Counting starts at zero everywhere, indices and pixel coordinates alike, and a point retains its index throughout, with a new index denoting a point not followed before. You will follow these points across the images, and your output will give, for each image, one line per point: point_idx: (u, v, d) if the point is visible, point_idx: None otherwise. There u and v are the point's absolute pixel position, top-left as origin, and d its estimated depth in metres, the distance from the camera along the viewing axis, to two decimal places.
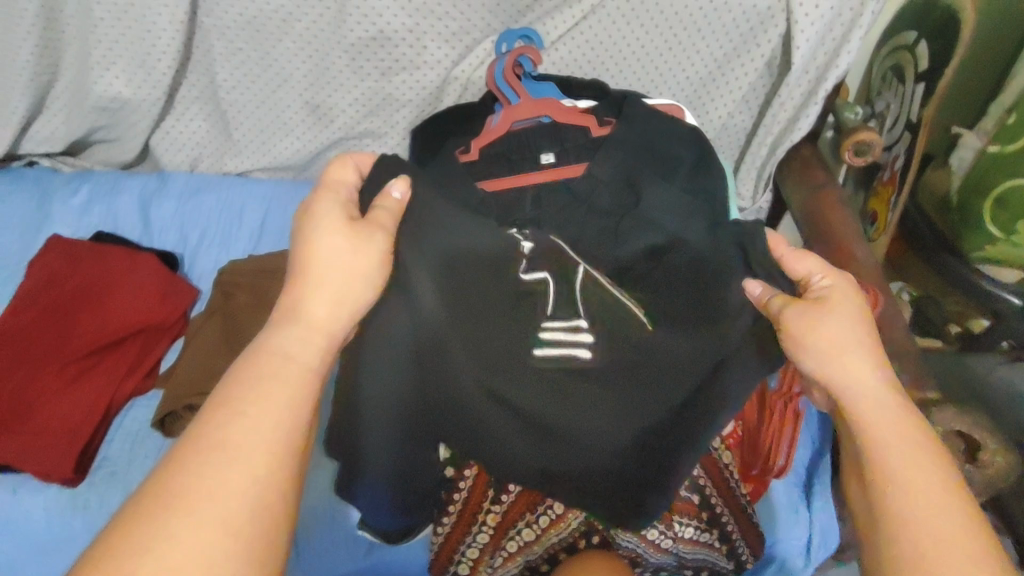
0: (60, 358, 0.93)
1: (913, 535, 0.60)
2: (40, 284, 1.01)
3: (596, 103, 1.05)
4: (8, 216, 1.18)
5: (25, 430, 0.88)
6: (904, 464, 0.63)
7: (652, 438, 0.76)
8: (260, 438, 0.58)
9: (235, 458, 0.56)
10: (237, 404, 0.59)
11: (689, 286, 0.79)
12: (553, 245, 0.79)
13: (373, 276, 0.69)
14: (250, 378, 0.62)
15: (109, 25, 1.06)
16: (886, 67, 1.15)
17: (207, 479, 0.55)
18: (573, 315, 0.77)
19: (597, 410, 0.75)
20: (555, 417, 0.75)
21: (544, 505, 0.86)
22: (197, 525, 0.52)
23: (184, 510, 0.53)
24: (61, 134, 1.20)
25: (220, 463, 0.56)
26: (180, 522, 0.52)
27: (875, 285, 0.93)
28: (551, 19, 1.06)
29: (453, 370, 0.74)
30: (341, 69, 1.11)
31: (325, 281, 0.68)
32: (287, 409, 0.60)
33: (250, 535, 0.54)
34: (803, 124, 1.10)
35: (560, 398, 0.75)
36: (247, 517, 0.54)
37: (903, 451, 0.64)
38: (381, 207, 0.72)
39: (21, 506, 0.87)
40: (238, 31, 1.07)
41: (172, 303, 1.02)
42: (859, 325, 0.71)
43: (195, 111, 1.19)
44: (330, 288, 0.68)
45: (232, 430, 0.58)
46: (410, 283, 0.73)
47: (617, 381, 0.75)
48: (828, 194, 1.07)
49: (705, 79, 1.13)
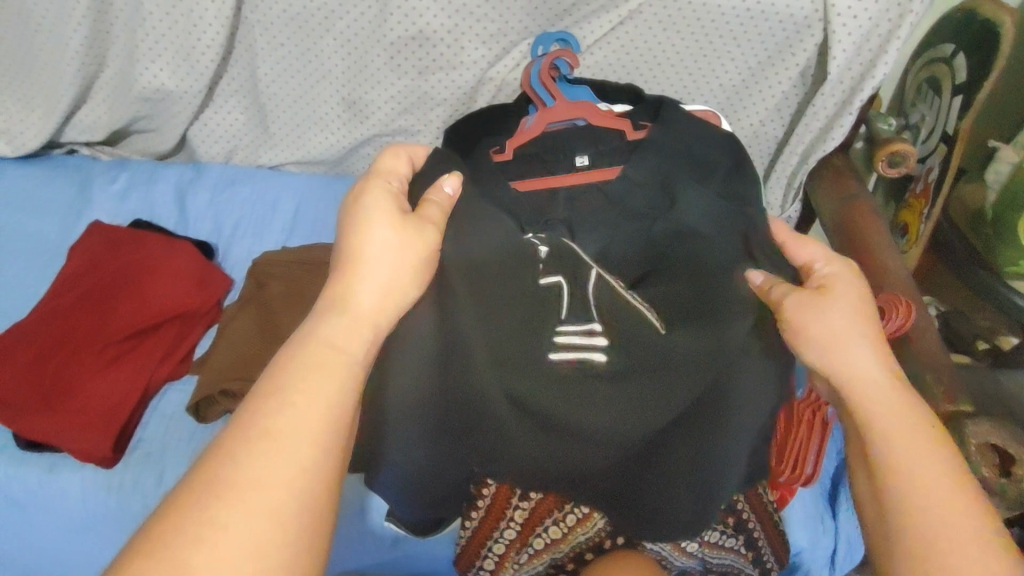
0: (99, 339, 0.95)
1: (921, 528, 0.60)
2: (81, 268, 1.03)
3: (631, 107, 1.07)
4: (49, 201, 1.20)
5: (64, 408, 0.89)
6: (908, 457, 0.63)
7: (672, 437, 0.75)
8: (308, 427, 0.55)
9: (282, 449, 0.54)
10: (284, 394, 0.57)
11: (713, 289, 0.79)
12: (567, 249, 0.83)
13: (420, 270, 0.68)
14: (293, 369, 0.59)
15: (159, 19, 1.08)
16: (920, 80, 1.15)
17: (248, 452, 0.53)
18: (587, 319, 0.79)
19: (608, 407, 0.74)
20: (562, 413, 0.74)
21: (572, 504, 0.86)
22: (244, 514, 0.50)
23: (232, 500, 0.51)
24: (103, 124, 1.22)
25: (267, 453, 0.53)
26: (227, 511, 0.50)
27: (908, 296, 0.93)
28: (589, 23, 1.07)
29: (469, 363, 0.74)
30: (379, 67, 1.12)
31: (378, 272, 0.65)
32: (334, 399, 0.58)
33: (297, 525, 0.52)
34: (838, 134, 1.10)
35: (569, 393, 0.74)
36: (294, 507, 0.52)
37: (904, 442, 0.63)
38: (433, 202, 0.73)
39: (57, 485, 0.88)
40: (282, 27, 1.10)
41: (208, 291, 1.04)
42: (862, 315, 0.71)
43: (233, 104, 1.21)
44: (381, 279, 0.65)
45: (278, 419, 0.55)
46: (452, 277, 0.75)
47: (635, 379, 0.75)
48: (861, 203, 1.07)
49: (739, 86, 1.14)
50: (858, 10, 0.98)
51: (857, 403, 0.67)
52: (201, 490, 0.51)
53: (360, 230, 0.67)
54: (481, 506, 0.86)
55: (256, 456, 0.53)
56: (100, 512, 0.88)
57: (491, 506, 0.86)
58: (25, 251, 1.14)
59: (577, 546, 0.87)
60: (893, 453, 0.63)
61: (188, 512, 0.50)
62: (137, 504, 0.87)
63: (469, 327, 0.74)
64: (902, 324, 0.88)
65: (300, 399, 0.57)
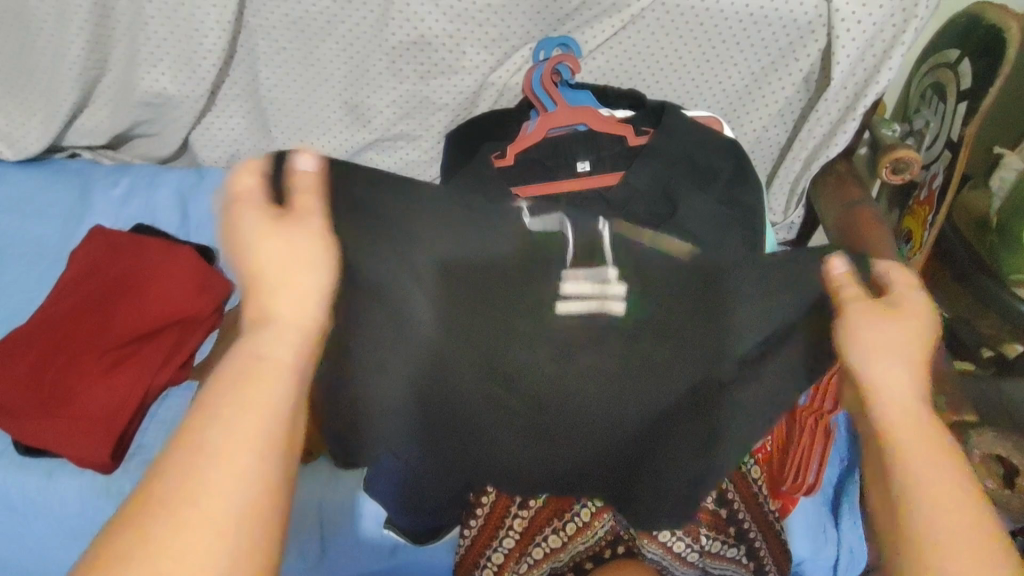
0: (100, 345, 0.95)
1: (947, 558, 0.52)
2: (83, 272, 1.03)
3: (633, 113, 1.06)
4: (50, 205, 1.20)
5: (64, 414, 0.89)
6: (934, 476, 0.55)
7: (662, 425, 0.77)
8: (244, 442, 0.51)
9: (220, 466, 0.50)
10: (218, 411, 0.52)
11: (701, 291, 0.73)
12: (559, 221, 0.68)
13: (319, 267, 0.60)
14: (230, 384, 0.54)
15: (160, 25, 1.09)
16: (925, 85, 1.14)
17: (198, 464, 0.50)
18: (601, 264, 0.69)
19: (595, 398, 0.77)
20: (552, 409, 0.78)
21: (572, 512, 0.86)
22: (180, 530, 0.47)
23: (174, 513, 0.48)
24: (104, 128, 1.22)
25: (206, 469, 0.50)
26: (164, 525, 0.47)
27: None
28: (590, 28, 1.07)
29: (461, 370, 0.75)
30: (380, 71, 1.12)
31: (277, 280, 0.58)
32: (271, 422, 0.53)
33: (234, 548, 0.48)
34: (841, 140, 1.09)
35: (559, 392, 0.76)
36: (225, 530, 0.48)
37: (932, 462, 0.56)
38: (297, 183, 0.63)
39: (56, 491, 0.88)
40: (283, 32, 1.09)
41: (209, 295, 1.03)
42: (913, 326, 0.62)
43: (235, 108, 1.21)
44: (292, 287, 0.58)
45: (215, 435, 0.51)
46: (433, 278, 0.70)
47: (629, 372, 0.74)
48: (863, 209, 1.06)
49: (742, 92, 1.13)
50: (862, 16, 0.97)
51: (876, 411, 0.59)
52: (164, 494, 0.49)
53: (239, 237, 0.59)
54: (479, 513, 0.86)
55: (207, 469, 0.50)
56: (100, 518, 0.87)
57: (489, 513, 0.86)
58: (26, 255, 1.14)
59: (576, 555, 0.86)
60: (916, 469, 0.56)
61: (136, 523, 0.47)
62: None
63: (462, 331, 0.73)
64: None
65: (249, 414, 0.53)
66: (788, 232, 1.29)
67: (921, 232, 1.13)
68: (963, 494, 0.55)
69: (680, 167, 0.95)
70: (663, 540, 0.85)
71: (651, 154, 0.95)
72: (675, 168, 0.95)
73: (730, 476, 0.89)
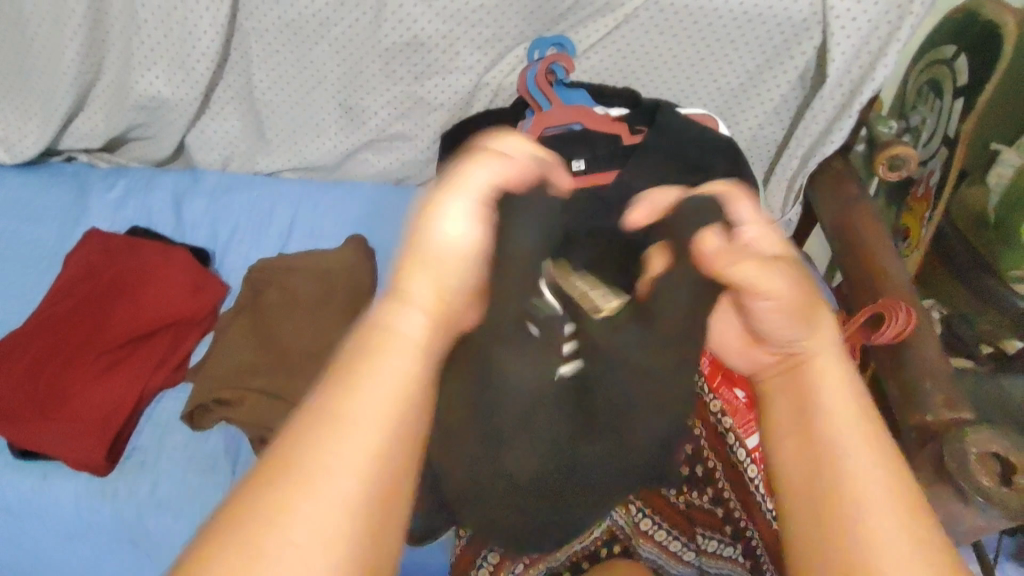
0: (95, 348, 0.95)
1: (851, 533, 0.48)
2: (78, 275, 1.03)
3: (627, 112, 1.06)
4: (46, 208, 1.20)
5: (58, 417, 0.89)
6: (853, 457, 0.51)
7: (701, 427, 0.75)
8: (359, 431, 0.42)
9: (332, 465, 0.41)
10: (316, 403, 0.43)
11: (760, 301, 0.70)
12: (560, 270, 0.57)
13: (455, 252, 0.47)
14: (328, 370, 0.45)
15: (154, 27, 1.09)
16: (921, 82, 1.14)
17: (309, 471, 0.41)
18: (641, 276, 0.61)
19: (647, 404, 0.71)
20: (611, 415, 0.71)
21: None
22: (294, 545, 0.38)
23: (280, 526, 0.39)
24: (100, 131, 1.22)
25: (315, 474, 0.41)
26: (275, 538, 0.39)
27: (907, 301, 0.92)
28: (584, 28, 1.07)
29: None
30: (374, 72, 1.12)
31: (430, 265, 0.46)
32: (387, 402, 0.44)
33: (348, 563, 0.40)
34: (837, 137, 1.09)
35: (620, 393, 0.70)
36: (339, 545, 0.39)
37: (827, 415, 0.53)
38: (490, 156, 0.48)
39: (51, 493, 0.88)
40: (277, 33, 1.10)
41: (204, 297, 1.03)
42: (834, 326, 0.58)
43: (230, 110, 1.21)
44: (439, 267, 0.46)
45: (326, 428, 0.42)
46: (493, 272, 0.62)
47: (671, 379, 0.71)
48: (860, 207, 1.06)
49: (737, 90, 1.13)
50: (856, 13, 0.97)
51: (789, 397, 0.55)
52: (248, 505, 0.40)
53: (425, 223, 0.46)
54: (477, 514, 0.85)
55: (313, 477, 0.40)
56: (95, 521, 0.87)
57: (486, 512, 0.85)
58: (23, 259, 1.14)
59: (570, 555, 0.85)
60: (830, 449, 0.51)
61: (225, 544, 0.38)
62: (131, 512, 0.87)
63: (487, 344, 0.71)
64: (899, 329, 0.89)
65: (344, 402, 0.43)
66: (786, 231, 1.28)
67: (919, 229, 1.12)
68: (873, 464, 0.50)
69: (674, 166, 0.95)
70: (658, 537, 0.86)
71: (646, 153, 0.95)
72: (669, 166, 0.95)
73: (726, 473, 0.89)
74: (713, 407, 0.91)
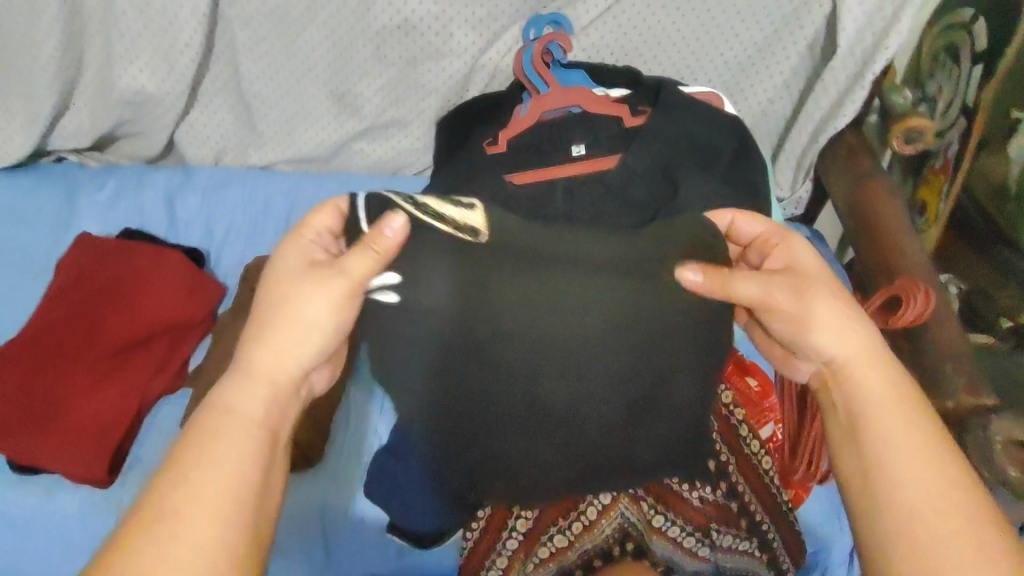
0: (91, 358, 0.93)
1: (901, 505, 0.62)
2: (69, 281, 1.00)
3: (629, 90, 1.01)
4: (37, 210, 1.17)
5: (57, 432, 0.87)
6: (922, 459, 0.62)
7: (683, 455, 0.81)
8: (228, 460, 0.61)
9: (206, 477, 0.59)
10: (206, 446, 0.61)
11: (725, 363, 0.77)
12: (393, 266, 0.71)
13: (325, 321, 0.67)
14: (199, 437, 0.62)
15: (133, 19, 1.05)
16: (937, 47, 1.08)
17: (185, 485, 0.58)
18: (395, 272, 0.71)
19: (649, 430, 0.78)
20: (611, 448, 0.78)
21: (578, 511, 0.85)
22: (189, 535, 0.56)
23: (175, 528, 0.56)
24: (87, 129, 1.18)
25: (192, 481, 0.59)
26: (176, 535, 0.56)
27: (927, 282, 0.89)
28: (581, 3, 1.02)
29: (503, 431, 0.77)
30: (365, 58, 1.08)
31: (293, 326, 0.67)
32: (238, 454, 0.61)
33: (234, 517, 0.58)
34: (850, 110, 1.04)
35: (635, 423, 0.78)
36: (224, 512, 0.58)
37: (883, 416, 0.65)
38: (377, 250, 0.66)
39: (53, 506, 0.87)
40: (263, 21, 1.05)
41: (200, 299, 1.02)
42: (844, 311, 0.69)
43: (219, 103, 1.17)
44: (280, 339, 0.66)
45: (207, 456, 0.60)
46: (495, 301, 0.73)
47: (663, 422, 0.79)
48: (874, 183, 1.02)
49: (745, 64, 1.07)
50: None
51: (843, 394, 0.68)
52: (153, 513, 0.57)
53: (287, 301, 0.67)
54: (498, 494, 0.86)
55: (194, 483, 0.59)
56: (67, 537, 0.86)
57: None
58: (13, 264, 1.11)
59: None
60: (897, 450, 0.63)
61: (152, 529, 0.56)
62: None
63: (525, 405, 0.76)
64: (920, 310, 0.85)
65: (221, 444, 0.61)
66: (796, 209, 1.24)
67: (938, 204, 1.10)
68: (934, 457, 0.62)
69: (679, 148, 0.92)
70: (668, 533, 0.84)
71: (650, 135, 0.92)
72: (673, 150, 0.92)
73: (738, 468, 0.87)
74: (726, 397, 0.90)
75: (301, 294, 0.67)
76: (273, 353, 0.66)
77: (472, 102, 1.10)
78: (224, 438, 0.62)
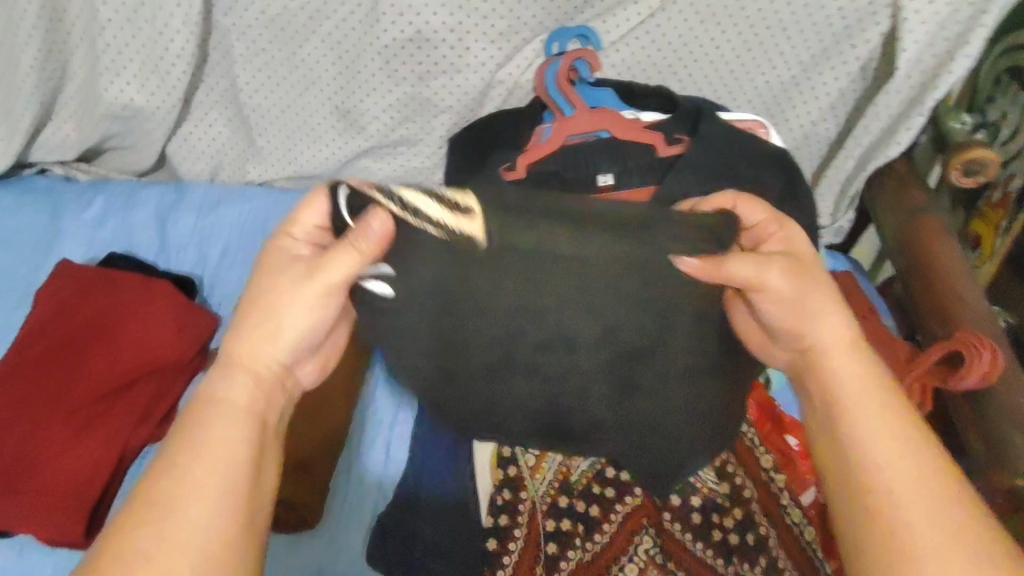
0: (69, 404, 0.85)
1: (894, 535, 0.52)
2: (49, 315, 0.93)
3: (663, 116, 0.92)
4: (19, 229, 1.09)
5: (32, 489, 0.80)
6: (913, 477, 0.54)
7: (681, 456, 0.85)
8: (226, 452, 0.54)
9: (202, 473, 0.53)
10: (198, 436, 0.54)
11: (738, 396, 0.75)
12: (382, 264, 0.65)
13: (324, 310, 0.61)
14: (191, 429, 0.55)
15: (119, 26, 0.97)
16: (999, 69, 0.98)
17: (181, 482, 0.52)
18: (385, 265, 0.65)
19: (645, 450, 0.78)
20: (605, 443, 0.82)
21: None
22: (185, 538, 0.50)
23: (169, 528, 0.50)
24: (72, 142, 1.10)
25: (186, 479, 0.52)
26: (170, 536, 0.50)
27: (993, 336, 0.80)
28: (612, 16, 0.92)
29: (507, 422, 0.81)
30: (373, 72, 0.99)
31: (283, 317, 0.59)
32: (237, 439, 0.55)
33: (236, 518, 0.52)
34: (903, 138, 0.95)
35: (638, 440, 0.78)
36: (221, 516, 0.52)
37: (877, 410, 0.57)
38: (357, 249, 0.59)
39: (28, 567, 0.80)
40: (261, 31, 0.96)
41: (190, 337, 0.93)
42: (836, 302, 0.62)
43: (215, 116, 1.09)
44: (279, 324, 0.59)
45: (201, 448, 0.54)
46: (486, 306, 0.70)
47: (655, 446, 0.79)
48: (929, 219, 0.92)
49: (789, 85, 0.98)
50: None
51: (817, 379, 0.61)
52: (152, 508, 0.51)
53: (277, 293, 0.59)
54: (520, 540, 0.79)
55: (191, 482, 0.52)
56: None
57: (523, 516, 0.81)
58: None
59: (582, 475, 0.84)
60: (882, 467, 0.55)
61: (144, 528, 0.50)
62: None
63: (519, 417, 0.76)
64: (984, 373, 0.75)
65: (219, 433, 0.55)
66: (835, 237, 1.14)
67: (994, 238, 1.00)
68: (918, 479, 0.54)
69: (719, 184, 0.83)
70: None
71: (685, 167, 0.83)
72: (713, 184, 0.83)
73: (779, 539, 0.79)
74: (763, 459, 0.84)
75: (287, 296, 0.59)
76: (266, 341, 0.59)
77: (489, 120, 1.01)
78: (221, 428, 0.55)
